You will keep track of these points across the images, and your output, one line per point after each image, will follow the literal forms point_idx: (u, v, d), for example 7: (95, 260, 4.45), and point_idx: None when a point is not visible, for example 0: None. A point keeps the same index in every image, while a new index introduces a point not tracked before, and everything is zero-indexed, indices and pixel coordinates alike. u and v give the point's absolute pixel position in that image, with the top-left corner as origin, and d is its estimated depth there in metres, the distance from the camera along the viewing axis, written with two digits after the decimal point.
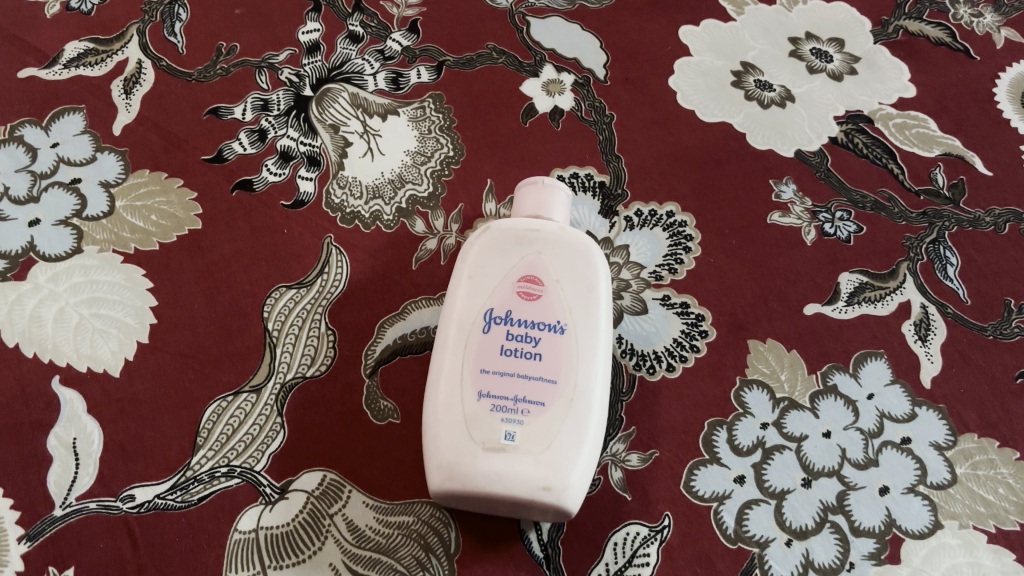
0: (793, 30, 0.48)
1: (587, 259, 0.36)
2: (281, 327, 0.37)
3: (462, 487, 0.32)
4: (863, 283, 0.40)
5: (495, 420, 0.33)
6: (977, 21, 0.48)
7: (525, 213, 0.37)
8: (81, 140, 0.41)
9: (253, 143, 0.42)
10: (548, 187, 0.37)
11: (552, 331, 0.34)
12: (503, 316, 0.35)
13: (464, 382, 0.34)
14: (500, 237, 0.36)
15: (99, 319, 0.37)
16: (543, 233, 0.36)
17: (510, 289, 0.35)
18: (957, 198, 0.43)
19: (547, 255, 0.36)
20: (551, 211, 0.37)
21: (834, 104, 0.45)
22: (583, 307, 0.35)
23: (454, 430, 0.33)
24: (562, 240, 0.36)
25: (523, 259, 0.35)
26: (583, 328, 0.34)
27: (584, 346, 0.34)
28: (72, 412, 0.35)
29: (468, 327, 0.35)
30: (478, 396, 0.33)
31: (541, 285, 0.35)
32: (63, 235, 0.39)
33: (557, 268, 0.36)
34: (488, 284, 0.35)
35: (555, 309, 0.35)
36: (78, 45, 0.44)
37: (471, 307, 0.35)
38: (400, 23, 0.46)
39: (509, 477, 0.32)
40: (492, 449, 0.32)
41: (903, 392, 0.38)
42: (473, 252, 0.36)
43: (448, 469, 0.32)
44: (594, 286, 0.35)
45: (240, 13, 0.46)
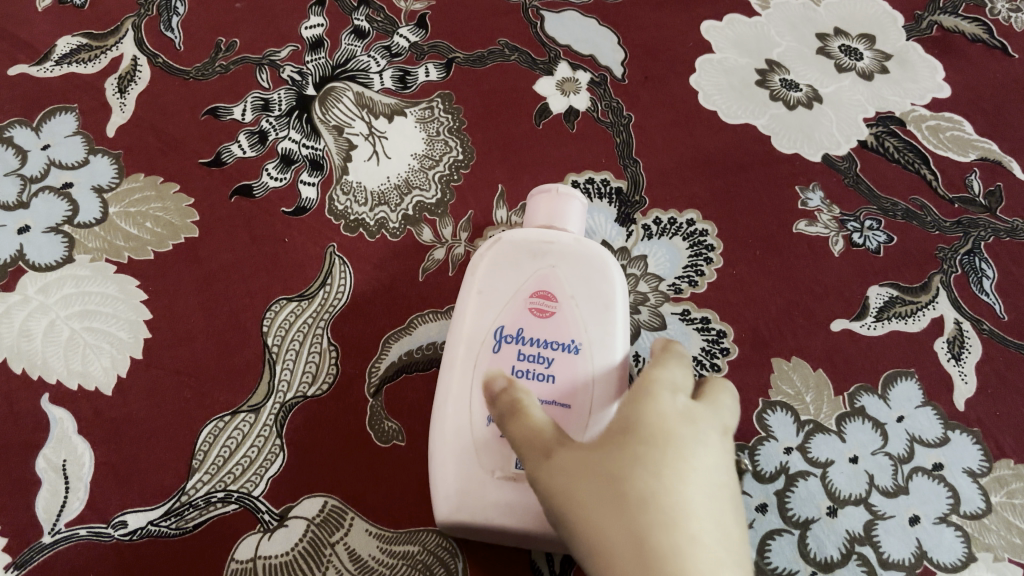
0: (821, 25, 0.45)
1: (602, 272, 0.34)
2: (281, 343, 0.36)
3: (472, 519, 0.30)
4: (892, 297, 0.38)
5: (506, 446, 0.31)
6: (1015, 17, 0.46)
7: (539, 224, 0.34)
8: (74, 142, 0.39)
9: (253, 146, 0.40)
10: (566, 197, 0.34)
11: (566, 351, 0.32)
12: (514, 335, 0.33)
13: (474, 406, 0.32)
14: (511, 249, 0.34)
15: (92, 333, 0.36)
16: (557, 245, 0.34)
17: (522, 306, 0.33)
18: (994, 206, 0.41)
19: (561, 269, 0.33)
20: (568, 224, 0.34)
21: (863, 105, 0.43)
22: (598, 324, 0.33)
23: (464, 459, 0.31)
24: (577, 253, 0.34)
25: (536, 274, 0.33)
26: (598, 348, 0.32)
27: (599, 367, 0.32)
28: (62, 432, 0.34)
29: (477, 347, 0.33)
30: (487, 421, 0.31)
31: (554, 301, 0.33)
32: (54, 243, 0.37)
33: (572, 282, 0.33)
34: (499, 301, 0.33)
35: (570, 328, 0.33)
36: (70, 40, 0.42)
37: (481, 325, 0.33)
38: (408, 18, 0.44)
39: (522, 508, 0.30)
40: (504, 477, 0.30)
41: (935, 415, 0.36)
42: (483, 266, 0.34)
43: (459, 500, 0.30)
44: (610, 303, 0.33)
45: (241, 5, 0.44)
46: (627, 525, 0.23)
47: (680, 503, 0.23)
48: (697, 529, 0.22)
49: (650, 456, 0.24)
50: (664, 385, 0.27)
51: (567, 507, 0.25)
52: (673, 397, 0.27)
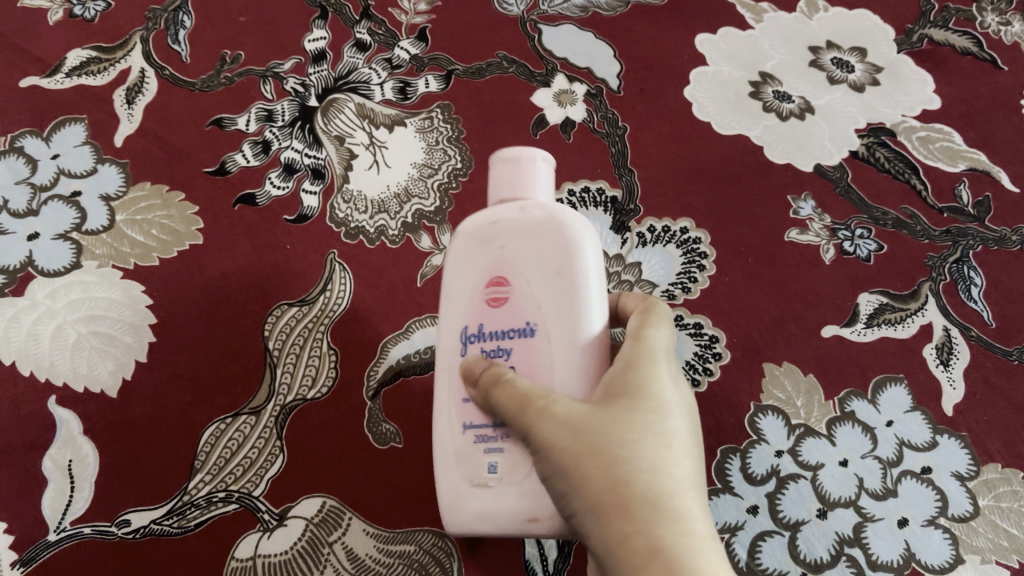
0: (813, 38, 0.46)
1: (557, 239, 0.28)
2: (282, 347, 0.37)
3: (461, 531, 0.29)
4: (882, 304, 0.39)
5: (479, 451, 0.28)
6: (1005, 30, 0.47)
7: (497, 198, 0.30)
8: (82, 152, 0.40)
9: (257, 155, 0.41)
10: (518, 162, 0.29)
11: (524, 337, 0.28)
12: (475, 334, 0.29)
13: (449, 415, 0.29)
14: (463, 240, 0.29)
15: (98, 337, 0.36)
16: (504, 223, 0.29)
17: (478, 298, 0.29)
18: (982, 215, 0.41)
19: (512, 248, 0.29)
20: (527, 189, 0.29)
21: (855, 116, 0.44)
22: (558, 299, 0.28)
23: (445, 470, 0.29)
24: (524, 224, 0.28)
25: (485, 261, 0.29)
26: (560, 326, 0.28)
27: (562, 349, 0.28)
28: (68, 433, 0.35)
29: (444, 354, 0.30)
30: (462, 429, 0.29)
31: (506, 285, 0.28)
32: (62, 250, 0.38)
33: (525, 259, 0.28)
34: (457, 300, 0.29)
35: (526, 311, 0.28)
36: (80, 53, 0.43)
37: (446, 329, 0.30)
38: (409, 31, 0.45)
39: (498, 515, 0.28)
40: (479, 485, 0.28)
41: (924, 419, 0.37)
42: (444, 264, 0.30)
43: (445, 515, 0.29)
44: (568, 271, 0.28)
45: (245, 20, 0.45)
46: (633, 486, 0.24)
47: (677, 470, 0.25)
48: (691, 494, 0.25)
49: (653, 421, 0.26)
50: (659, 346, 0.28)
51: (565, 456, 0.25)
52: (667, 361, 0.28)
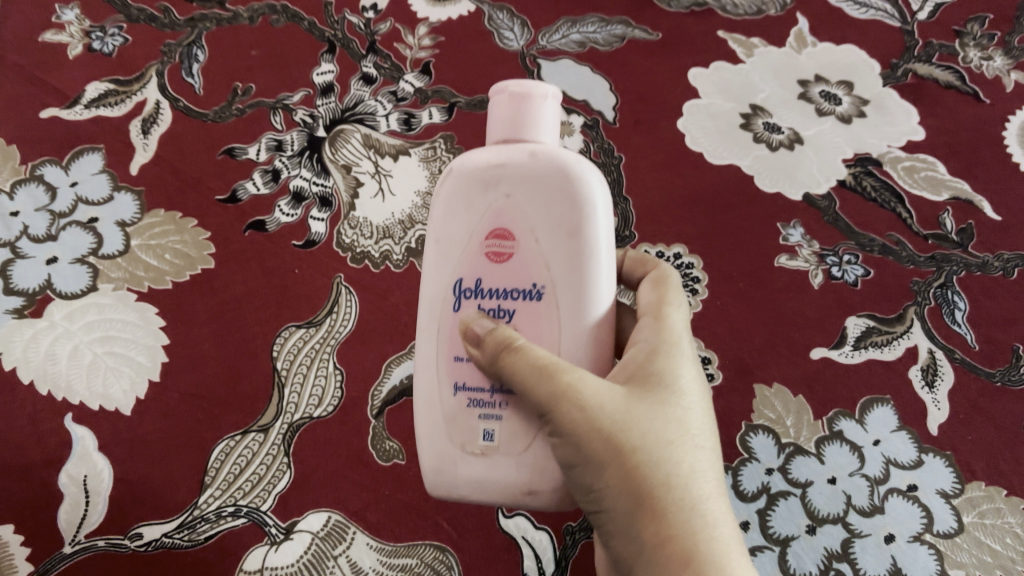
0: (802, 72, 0.48)
1: (566, 191, 0.28)
2: (290, 366, 0.38)
3: (450, 494, 0.30)
4: (869, 327, 0.40)
5: (474, 417, 0.29)
6: (987, 65, 0.48)
7: (500, 136, 0.29)
8: (99, 180, 0.42)
9: (267, 184, 0.42)
10: (525, 98, 0.28)
11: (527, 298, 0.29)
12: (474, 287, 0.29)
13: (440, 373, 0.30)
14: (463, 182, 0.29)
15: (112, 357, 0.38)
16: (510, 169, 0.28)
17: (479, 250, 0.29)
18: (965, 242, 0.43)
19: (518, 199, 0.28)
20: (534, 130, 0.29)
21: (842, 147, 0.45)
22: (564, 260, 0.28)
23: (437, 432, 0.30)
24: (533, 175, 0.28)
25: (490, 211, 0.29)
26: (564, 288, 0.28)
27: (569, 313, 0.28)
28: (83, 449, 0.36)
29: (439, 304, 0.30)
30: (454, 389, 0.29)
31: (511, 240, 0.28)
32: (80, 273, 0.40)
33: (531, 211, 0.28)
34: (456, 247, 0.29)
35: (529, 271, 0.28)
36: (99, 85, 0.44)
37: (441, 277, 0.30)
38: (413, 65, 0.46)
39: (490, 483, 0.29)
40: (474, 452, 0.29)
41: (910, 439, 0.38)
42: (439, 206, 0.30)
43: (434, 478, 0.30)
44: (576, 231, 0.28)
45: (256, 54, 0.46)
46: (666, 485, 0.25)
47: (703, 469, 0.26)
48: (715, 496, 0.26)
49: (680, 422, 0.27)
50: (679, 330, 0.29)
51: (601, 449, 0.26)
52: (687, 350, 0.29)
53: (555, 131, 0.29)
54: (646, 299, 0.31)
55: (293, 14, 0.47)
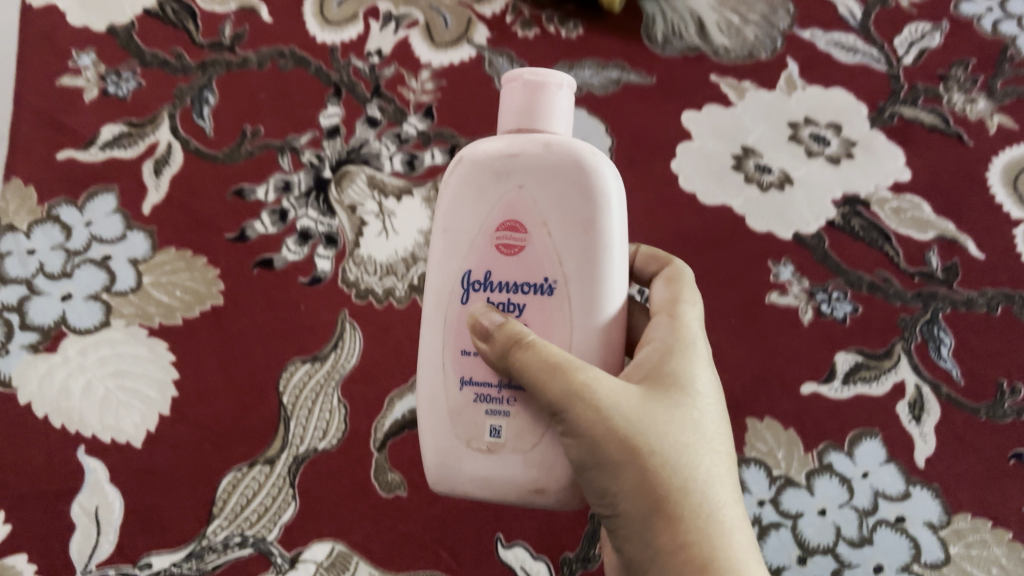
0: (792, 114, 0.49)
1: (580, 183, 0.28)
2: (295, 400, 0.40)
3: (453, 489, 0.30)
4: (858, 362, 0.42)
5: (480, 413, 0.29)
6: (970, 108, 0.49)
7: (511, 126, 0.29)
8: (113, 219, 0.43)
9: (275, 223, 0.44)
10: (539, 88, 0.28)
11: (538, 293, 0.29)
12: (484, 279, 0.29)
13: (446, 366, 0.30)
14: (474, 171, 0.29)
15: (124, 391, 0.39)
16: (524, 159, 0.28)
17: (489, 242, 0.29)
18: (951, 280, 0.44)
19: (530, 190, 0.28)
20: (548, 119, 0.29)
21: (832, 187, 0.47)
22: (576, 254, 0.29)
23: (441, 427, 0.30)
24: (547, 166, 0.28)
25: (502, 201, 0.29)
26: (576, 282, 0.29)
27: (581, 307, 0.29)
28: (96, 480, 0.38)
29: (447, 296, 0.30)
30: (460, 384, 0.29)
31: (523, 233, 0.29)
32: (93, 310, 0.41)
33: (543, 203, 0.28)
34: (465, 238, 0.29)
35: (541, 265, 0.29)
36: (114, 127, 0.46)
37: (449, 267, 0.30)
38: (416, 108, 0.47)
39: (496, 480, 0.29)
40: (479, 449, 0.29)
41: (898, 471, 0.40)
42: (447, 196, 0.29)
43: (438, 472, 0.30)
44: (590, 226, 0.28)
45: (265, 96, 0.47)
46: (683, 489, 0.26)
47: (718, 473, 0.27)
48: (730, 500, 0.27)
49: (696, 426, 0.27)
50: (692, 331, 0.30)
51: (618, 451, 0.26)
52: (700, 351, 0.30)
53: (568, 120, 0.29)
54: (658, 299, 0.32)
55: (301, 58, 0.48)
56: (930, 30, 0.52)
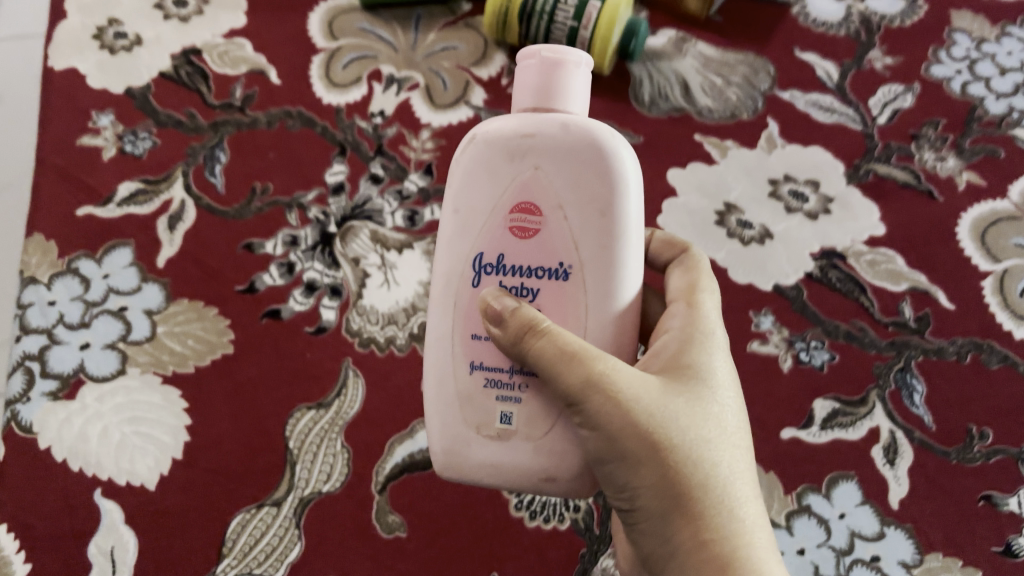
0: (772, 171, 0.51)
1: (598, 165, 0.28)
2: (301, 445, 0.42)
3: (460, 474, 0.30)
4: (835, 409, 0.44)
5: (490, 399, 0.29)
6: (940, 165, 0.52)
7: (527, 103, 0.28)
8: (129, 272, 0.46)
9: (282, 275, 0.46)
10: (557, 66, 0.27)
11: (553, 278, 0.29)
12: (495, 264, 0.29)
13: (455, 352, 0.30)
14: (487, 150, 0.28)
15: (139, 436, 0.42)
16: (541, 139, 0.28)
17: (502, 224, 0.29)
18: (923, 329, 0.46)
19: (547, 171, 0.28)
20: (565, 99, 0.28)
21: (810, 241, 0.49)
22: (593, 239, 0.28)
23: (449, 412, 0.30)
24: (564, 147, 0.28)
25: (517, 182, 0.28)
26: (592, 268, 0.28)
27: (596, 292, 0.29)
28: (111, 521, 0.40)
29: (457, 279, 0.29)
30: (470, 369, 0.29)
31: (538, 216, 0.28)
32: (110, 358, 0.43)
33: (560, 184, 0.28)
34: (477, 219, 0.29)
35: (557, 250, 0.28)
36: (130, 185, 0.49)
37: (460, 249, 0.29)
38: (417, 166, 0.50)
39: (505, 468, 0.29)
40: (489, 435, 0.29)
41: (873, 512, 0.42)
42: (459, 172, 0.29)
43: (446, 457, 0.30)
44: (608, 209, 0.28)
45: (273, 155, 0.50)
46: (705, 487, 0.27)
47: (739, 470, 0.28)
48: (749, 495, 0.28)
49: (716, 420, 0.28)
50: (709, 320, 0.31)
51: (640, 446, 0.27)
52: (717, 341, 0.30)
53: (585, 97, 0.28)
54: (675, 287, 0.33)
55: (308, 118, 0.51)
56: (903, 91, 0.55)
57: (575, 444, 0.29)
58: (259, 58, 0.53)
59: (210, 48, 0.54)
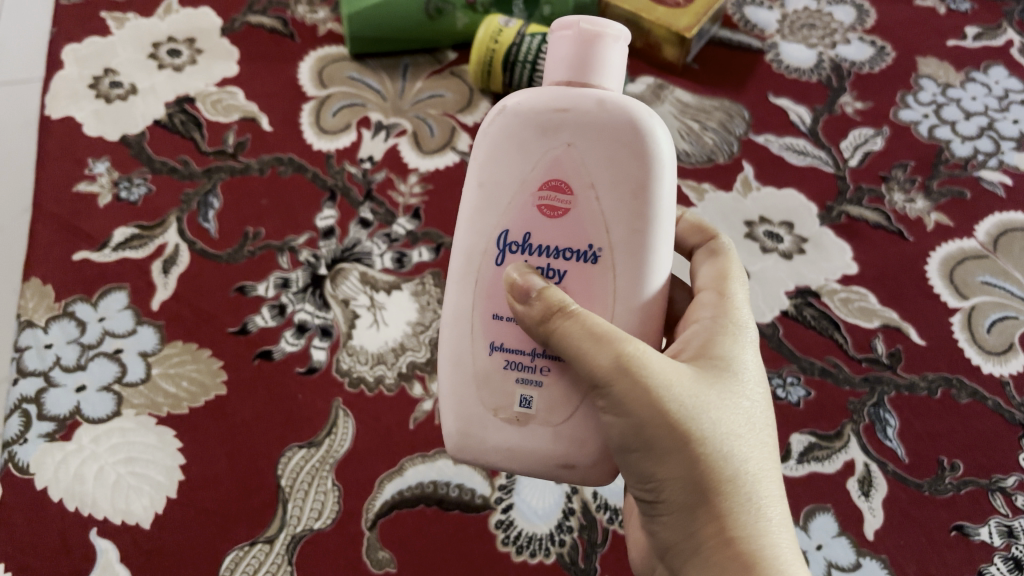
0: (747, 214, 0.53)
1: (633, 145, 0.29)
2: (293, 483, 0.43)
3: (473, 455, 0.32)
4: (812, 443, 0.45)
5: (510, 381, 0.31)
6: (909, 207, 0.54)
7: (561, 76, 0.29)
8: (124, 315, 0.47)
9: (273, 317, 0.47)
10: (595, 39, 0.28)
11: (582, 260, 0.30)
12: (520, 242, 0.30)
13: (475, 332, 0.31)
14: (517, 124, 0.29)
15: (134, 476, 0.43)
16: (573, 116, 0.29)
17: (530, 201, 0.30)
18: (895, 364, 0.48)
19: (578, 148, 0.29)
20: (599, 74, 0.29)
21: (785, 280, 0.51)
22: (623, 223, 0.29)
23: (467, 393, 0.31)
24: (596, 125, 0.29)
25: (547, 159, 0.29)
26: (620, 250, 0.30)
27: (625, 273, 0.30)
28: (107, 561, 0.41)
29: (479, 256, 0.31)
30: (489, 349, 0.31)
31: (567, 195, 0.29)
32: (105, 400, 0.45)
33: (591, 164, 0.29)
34: (504, 195, 0.30)
35: (586, 232, 0.30)
36: (125, 230, 0.50)
37: (484, 224, 0.30)
38: (405, 210, 0.52)
39: (519, 453, 0.31)
40: (507, 418, 0.31)
41: (849, 543, 0.43)
42: (487, 142, 0.30)
43: (461, 438, 0.32)
44: (639, 191, 0.29)
45: (265, 201, 0.51)
46: (733, 480, 0.28)
47: (764, 468, 0.29)
48: (773, 494, 0.29)
49: (744, 415, 0.29)
50: (737, 312, 0.32)
51: (671, 437, 0.28)
52: (746, 335, 0.31)
53: (619, 73, 0.30)
54: (703, 277, 0.35)
55: (299, 164, 0.53)
56: (873, 135, 0.58)
57: (594, 431, 0.30)
58: (251, 106, 0.55)
59: (203, 97, 0.56)
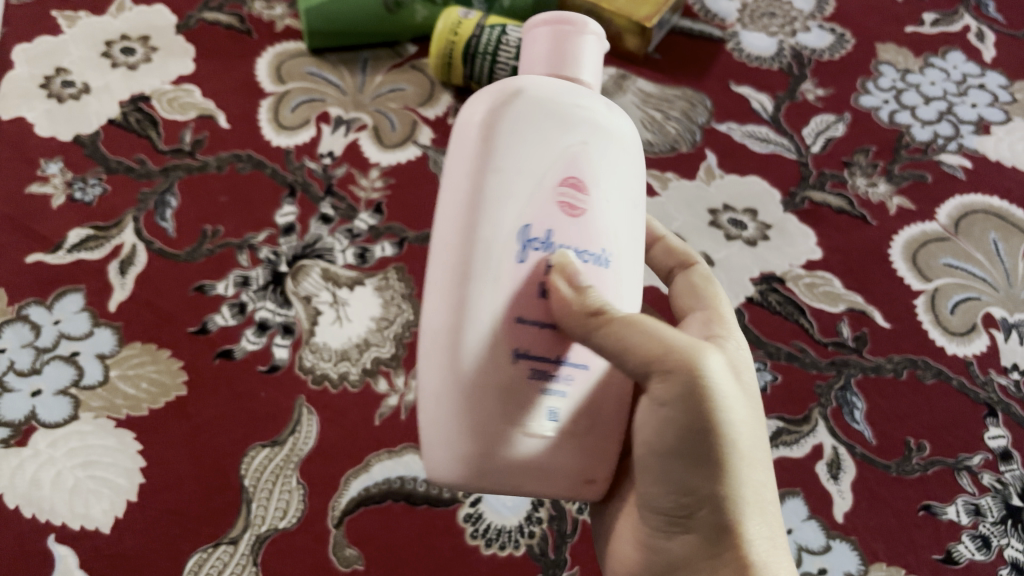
0: (711, 202, 0.53)
1: (628, 154, 0.29)
2: (256, 482, 0.42)
3: (492, 483, 0.27)
4: (780, 428, 0.45)
5: (537, 395, 0.27)
6: (872, 191, 0.55)
7: (541, 70, 0.28)
8: (81, 317, 0.46)
9: (233, 315, 0.46)
10: (573, 32, 0.28)
11: (600, 263, 0.28)
12: (542, 236, 0.27)
13: (495, 339, 0.26)
14: (539, 111, 0.27)
15: (93, 480, 0.42)
16: (587, 111, 0.28)
17: (554, 194, 0.27)
18: (860, 347, 0.48)
19: (593, 146, 0.28)
20: (580, 68, 0.28)
21: (749, 267, 0.51)
22: (625, 228, 0.29)
23: (493, 412, 0.26)
24: (607, 125, 0.28)
25: (569, 153, 0.27)
26: (623, 256, 0.29)
27: (625, 280, 0.29)
28: (66, 566, 0.40)
29: (499, 252, 0.26)
30: (515, 357, 0.26)
31: (586, 194, 0.27)
32: (62, 404, 0.44)
33: (602, 164, 0.28)
34: (527, 186, 0.27)
35: (603, 234, 0.28)
36: (80, 232, 0.49)
37: (503, 216, 0.26)
38: (366, 205, 0.51)
39: (549, 473, 0.27)
40: (537, 436, 0.27)
41: (818, 526, 0.43)
42: (507, 126, 0.26)
43: (483, 463, 0.26)
44: (633, 201, 0.29)
45: (224, 199, 0.50)
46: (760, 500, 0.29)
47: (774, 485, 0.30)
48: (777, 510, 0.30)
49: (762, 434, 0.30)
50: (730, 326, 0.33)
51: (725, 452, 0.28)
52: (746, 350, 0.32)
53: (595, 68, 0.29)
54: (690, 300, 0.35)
55: (257, 161, 0.52)
56: (834, 121, 0.58)
57: (614, 443, 0.29)
58: (207, 103, 0.54)
59: (159, 95, 0.55)
